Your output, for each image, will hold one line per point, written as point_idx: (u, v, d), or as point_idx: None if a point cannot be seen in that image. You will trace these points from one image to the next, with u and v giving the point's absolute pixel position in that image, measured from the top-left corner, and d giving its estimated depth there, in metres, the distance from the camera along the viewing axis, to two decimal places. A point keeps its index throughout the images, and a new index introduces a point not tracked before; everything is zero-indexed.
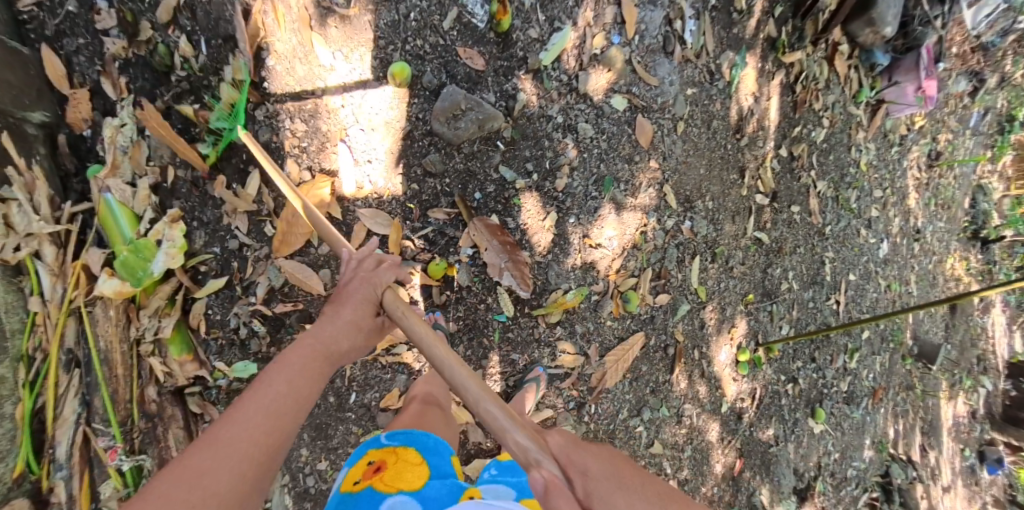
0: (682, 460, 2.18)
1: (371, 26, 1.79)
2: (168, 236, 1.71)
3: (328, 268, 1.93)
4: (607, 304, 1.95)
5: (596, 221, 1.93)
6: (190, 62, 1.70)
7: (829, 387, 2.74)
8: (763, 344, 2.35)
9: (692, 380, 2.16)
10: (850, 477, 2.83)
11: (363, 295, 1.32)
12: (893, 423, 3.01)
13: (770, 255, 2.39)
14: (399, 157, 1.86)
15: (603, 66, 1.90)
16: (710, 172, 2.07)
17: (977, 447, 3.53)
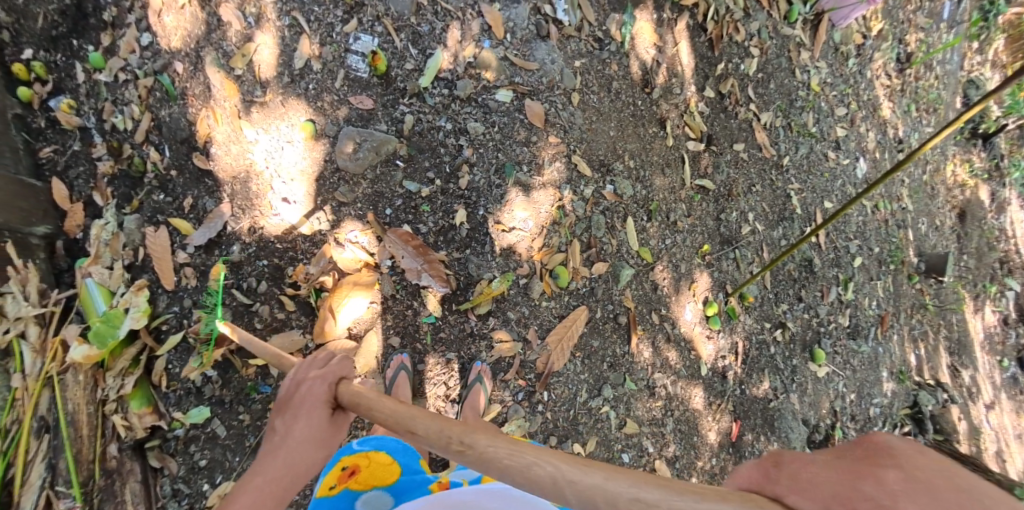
0: (665, 435, 2.07)
1: (285, 104, 1.82)
2: (133, 302, 1.66)
3: (263, 304, 1.79)
4: (536, 285, 1.92)
5: (504, 207, 1.92)
6: (157, 167, 1.73)
7: (825, 325, 2.57)
8: (733, 294, 2.20)
9: (658, 347, 2.06)
10: (875, 416, 2.67)
11: (318, 394, 1.27)
12: (913, 349, 2.88)
13: (720, 200, 2.25)
14: (317, 197, 1.84)
15: (479, 69, 1.93)
16: (622, 131, 2.05)
17: (1016, 355, 3.38)
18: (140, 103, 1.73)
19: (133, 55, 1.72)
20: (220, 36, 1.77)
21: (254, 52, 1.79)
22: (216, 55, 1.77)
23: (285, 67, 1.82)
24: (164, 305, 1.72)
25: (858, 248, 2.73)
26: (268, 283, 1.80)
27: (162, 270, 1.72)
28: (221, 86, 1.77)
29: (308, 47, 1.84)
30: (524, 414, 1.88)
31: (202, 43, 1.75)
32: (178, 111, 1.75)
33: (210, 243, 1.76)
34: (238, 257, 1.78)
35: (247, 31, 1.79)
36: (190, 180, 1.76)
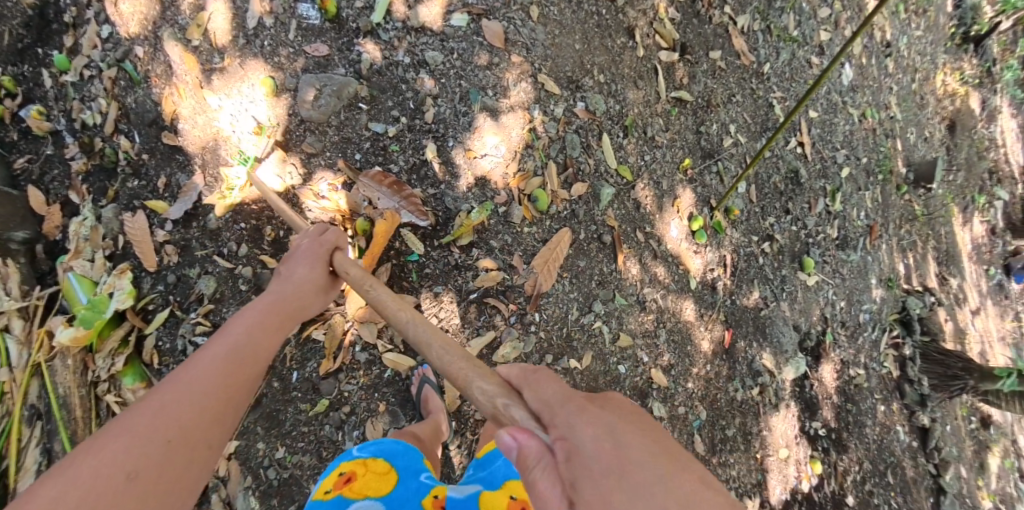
0: (659, 346, 2.15)
1: (244, 67, 1.81)
2: (117, 285, 1.67)
3: (250, 266, 1.81)
4: (516, 211, 1.93)
5: (473, 134, 1.92)
6: (129, 154, 1.77)
7: (813, 235, 2.63)
8: (717, 207, 2.24)
9: (645, 263, 2.11)
10: (865, 323, 2.75)
11: (320, 254, 1.55)
12: (901, 258, 2.94)
13: (698, 112, 2.25)
14: (285, 152, 1.83)
15: None
16: (587, 44, 2.02)
17: (1001, 262, 3.42)
18: (107, 95, 1.77)
19: (96, 51, 1.76)
20: (174, 12, 1.77)
21: (208, 20, 1.78)
22: (172, 30, 1.77)
23: (240, 29, 1.80)
24: (149, 287, 1.74)
25: (846, 158, 2.79)
26: (248, 245, 1.81)
27: (144, 253, 1.74)
28: (180, 60, 1.77)
29: (259, 4, 1.82)
30: (518, 336, 1.92)
31: (158, 22, 1.76)
32: (143, 95, 1.77)
33: (187, 216, 1.78)
34: (216, 224, 1.79)
35: (199, 2, 1.78)
36: (162, 159, 1.79)
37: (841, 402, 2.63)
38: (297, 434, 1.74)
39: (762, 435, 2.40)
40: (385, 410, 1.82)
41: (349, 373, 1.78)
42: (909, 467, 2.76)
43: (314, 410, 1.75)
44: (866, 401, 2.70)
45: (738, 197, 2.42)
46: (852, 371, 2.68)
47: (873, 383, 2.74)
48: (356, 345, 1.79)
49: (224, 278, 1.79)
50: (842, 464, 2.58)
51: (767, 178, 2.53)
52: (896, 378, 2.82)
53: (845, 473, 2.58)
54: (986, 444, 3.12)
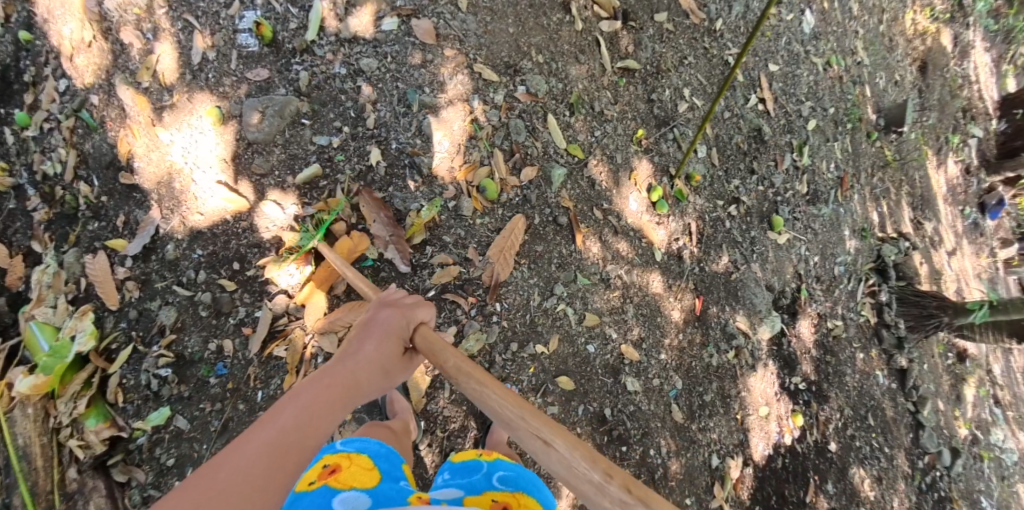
0: (627, 321, 2.17)
1: (192, 100, 1.81)
2: (78, 327, 1.67)
3: (210, 291, 1.80)
4: (466, 205, 1.96)
5: (416, 134, 1.94)
6: (89, 198, 1.78)
7: (782, 194, 2.59)
8: (676, 175, 2.23)
9: (606, 242, 2.15)
10: (840, 275, 2.73)
11: (397, 331, 1.36)
12: (876, 207, 2.90)
13: (648, 80, 2.26)
14: (238, 177, 1.83)
15: (360, 6, 1.92)
16: (522, 27, 2.06)
17: (975, 202, 3.37)
18: (66, 144, 1.78)
19: (55, 104, 1.77)
20: (125, 58, 1.78)
21: (156, 62, 1.79)
22: (124, 75, 1.78)
23: (186, 66, 1.81)
24: (112, 325, 1.73)
25: (811, 111, 2.73)
26: (206, 272, 1.80)
27: (106, 292, 1.74)
28: (132, 102, 1.78)
29: (201, 39, 1.82)
30: (480, 328, 1.94)
31: (111, 69, 1.78)
32: (99, 140, 1.78)
33: (146, 250, 1.78)
34: (174, 254, 1.79)
35: (147, 46, 1.79)
36: (120, 199, 1.79)
37: (820, 355, 2.61)
38: None
39: (740, 396, 2.38)
40: (353, 419, 1.78)
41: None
42: (888, 407, 2.73)
43: None
44: (844, 352, 2.67)
45: (698, 162, 2.38)
46: (830, 323, 2.66)
47: (851, 333, 2.71)
48: (318, 356, 1.84)
49: (184, 306, 1.78)
50: (824, 415, 2.57)
51: (727, 140, 2.48)
52: (874, 325, 2.78)
53: (826, 423, 2.57)
54: (962, 377, 3.02)
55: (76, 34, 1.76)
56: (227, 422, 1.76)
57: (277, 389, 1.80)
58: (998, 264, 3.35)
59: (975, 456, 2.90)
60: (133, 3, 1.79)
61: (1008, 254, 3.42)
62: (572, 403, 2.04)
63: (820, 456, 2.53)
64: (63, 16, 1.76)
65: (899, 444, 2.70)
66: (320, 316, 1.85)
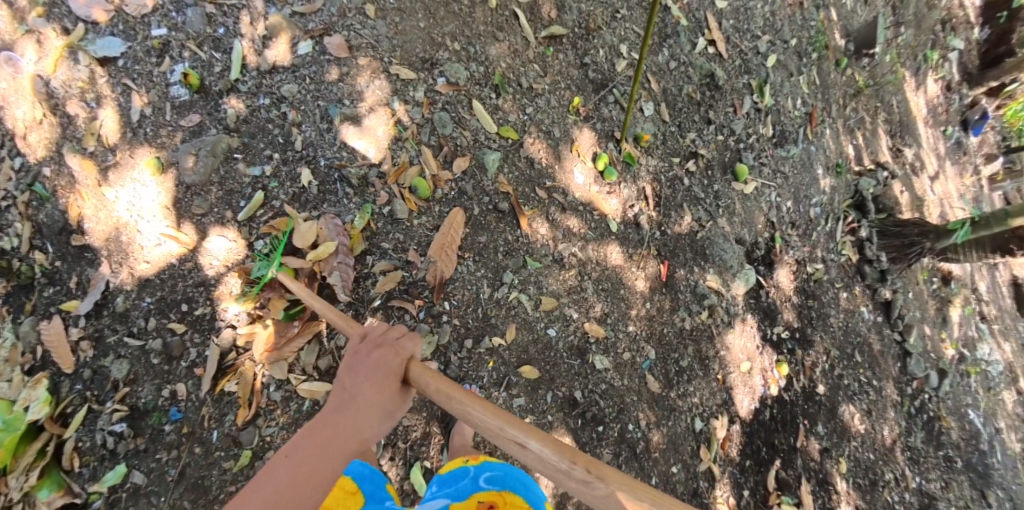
0: (588, 298, 2.12)
1: (134, 156, 1.87)
2: (31, 396, 1.67)
3: (161, 337, 1.83)
4: (399, 206, 1.98)
5: (341, 145, 2.00)
6: (44, 266, 1.80)
7: (744, 142, 2.52)
8: (621, 138, 2.25)
9: (553, 221, 2.13)
10: (816, 217, 2.62)
11: (391, 371, 1.21)
12: (850, 140, 2.79)
13: (579, 43, 2.32)
14: (181, 222, 1.88)
15: (276, 36, 2.01)
16: (432, 18, 2.11)
17: (959, 118, 3.22)
18: (21, 218, 1.80)
19: (11, 182, 1.80)
20: (73, 130, 1.84)
21: (99, 126, 1.86)
22: (70, 144, 1.83)
23: (127, 124, 1.89)
24: (68, 389, 1.74)
25: (770, 45, 2.67)
26: (156, 318, 1.83)
27: (61, 357, 1.75)
28: (79, 167, 1.83)
29: (139, 99, 1.91)
30: (431, 330, 1.90)
31: (60, 140, 1.83)
32: (52, 209, 1.81)
33: (98, 306, 1.81)
34: (124, 306, 1.82)
35: (91, 114, 1.85)
36: (73, 260, 1.82)
37: (801, 301, 2.51)
38: None
39: (720, 356, 2.30)
40: None
41: (266, 416, 1.85)
42: (875, 341, 2.58)
43: None
44: (828, 294, 2.57)
45: (646, 121, 2.35)
46: (810, 267, 2.56)
47: (832, 274, 2.60)
48: (269, 386, 1.86)
49: (136, 356, 1.80)
50: (810, 360, 2.45)
51: (676, 91, 2.44)
52: (856, 263, 2.66)
53: (813, 367, 2.45)
54: (947, 299, 2.84)
55: (28, 115, 1.81)
56: (183, 466, 1.76)
57: (231, 425, 1.81)
58: (982, 182, 3.23)
59: (961, 375, 2.74)
60: (76, 77, 1.85)
61: (994, 170, 3.29)
62: (539, 391, 1.99)
63: (809, 401, 2.41)
64: (14, 101, 1.79)
65: (887, 375, 2.55)
66: (267, 346, 1.87)
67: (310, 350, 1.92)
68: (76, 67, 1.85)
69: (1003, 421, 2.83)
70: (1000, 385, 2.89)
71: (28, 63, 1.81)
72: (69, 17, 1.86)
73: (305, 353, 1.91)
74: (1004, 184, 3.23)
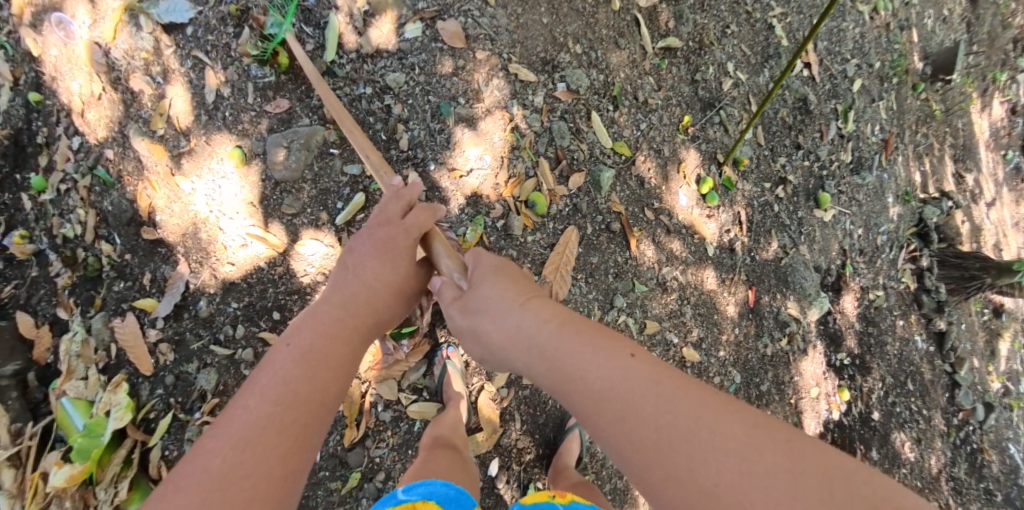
0: (686, 322, 2.11)
1: (211, 143, 1.71)
2: (113, 401, 1.58)
3: (251, 347, 1.72)
4: (516, 222, 1.85)
5: (454, 150, 1.83)
6: (111, 258, 1.67)
7: (826, 168, 2.54)
8: (724, 162, 2.16)
9: (659, 242, 2.06)
10: (882, 244, 2.68)
11: (399, 243, 1.31)
12: (917, 166, 2.84)
13: (691, 58, 2.16)
14: (268, 222, 1.74)
15: (379, 16, 1.80)
16: (555, 14, 1.91)
17: (1019, 144, 3.26)
18: (83, 204, 1.68)
19: (70, 163, 1.67)
20: (137, 107, 1.68)
21: (168, 107, 1.69)
22: (137, 125, 1.68)
23: (201, 105, 1.71)
24: (149, 393, 1.64)
25: (857, 69, 2.66)
26: (244, 326, 1.71)
27: (139, 360, 1.64)
28: (148, 152, 1.68)
29: (214, 76, 1.72)
30: None
31: (124, 120, 1.67)
32: (118, 196, 1.67)
33: (177, 308, 1.68)
34: (207, 311, 1.69)
35: (158, 91, 1.69)
36: (144, 256, 1.68)
37: (862, 328, 2.58)
38: None
39: (793, 381, 2.37)
40: None
41: (375, 437, 1.67)
42: (927, 371, 2.68)
43: (345, 488, 1.63)
44: (885, 321, 2.64)
45: (745, 145, 2.31)
46: (872, 294, 2.63)
47: (892, 301, 2.68)
48: (377, 405, 1.66)
49: (226, 366, 1.70)
50: (867, 386, 2.54)
51: (772, 113, 2.42)
52: (913, 291, 2.74)
53: (870, 393, 2.53)
54: (996, 331, 2.96)
55: (85, 89, 1.66)
56: None
57: (336, 446, 1.62)
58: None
59: (1005, 408, 2.87)
60: (139, 47, 1.66)
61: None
62: None
63: (865, 426, 2.50)
64: (70, 72, 1.65)
65: (936, 404, 2.66)
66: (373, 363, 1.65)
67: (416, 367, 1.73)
68: (139, 34, 1.66)
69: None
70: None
71: (82, 28, 1.64)
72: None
73: (413, 372, 1.72)
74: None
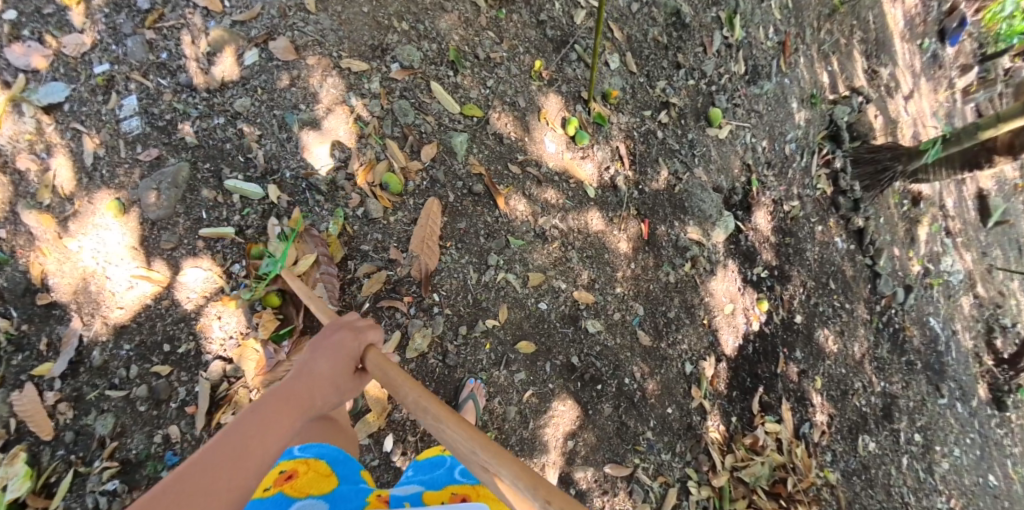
0: (573, 267, 2.18)
1: (93, 201, 1.82)
2: (9, 474, 1.56)
3: (146, 383, 1.75)
4: (374, 206, 1.97)
5: (304, 153, 1.95)
6: (9, 332, 1.69)
7: (716, 83, 2.49)
8: (589, 99, 2.22)
9: (531, 196, 2.15)
10: (792, 153, 2.63)
11: (350, 350, 1.29)
12: (825, 67, 2.76)
13: (531, 1, 2.25)
14: (151, 260, 1.82)
15: (221, 52, 1.96)
16: (374, 1, 2.04)
17: (937, 28, 3.24)
18: None
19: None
20: (25, 184, 1.78)
21: (52, 176, 1.80)
22: (24, 200, 1.76)
23: (83, 170, 1.83)
24: (49, 457, 1.63)
25: None
26: (137, 365, 1.75)
27: (38, 425, 1.64)
28: (37, 223, 1.76)
29: (90, 140, 1.86)
30: (424, 323, 1.96)
31: (13, 198, 1.76)
32: (11, 272, 1.73)
33: (74, 364, 1.71)
34: (101, 359, 1.73)
35: (43, 165, 1.80)
36: (40, 322, 1.72)
37: (779, 240, 2.57)
38: None
39: (704, 302, 2.38)
40: None
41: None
42: (849, 267, 2.71)
43: None
44: (803, 230, 2.63)
45: (613, 76, 2.31)
46: (787, 206, 2.60)
47: (808, 209, 2.65)
48: None
49: (127, 405, 1.72)
50: (788, 293, 2.55)
51: (639, 41, 2.38)
52: (830, 194, 2.71)
53: (792, 299, 2.55)
54: (917, 219, 2.99)
55: None
56: None
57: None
58: (955, 95, 3.32)
59: (926, 287, 2.95)
60: (22, 130, 1.79)
61: (968, 82, 3.38)
62: (538, 363, 2.09)
63: (788, 330, 2.53)
64: None
65: (858, 296, 2.70)
66: (258, 370, 1.83)
67: None
68: (22, 119, 1.79)
69: (960, 322, 3.08)
70: (960, 291, 3.11)
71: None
72: (8, 70, 1.80)
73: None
74: (978, 95, 3.35)
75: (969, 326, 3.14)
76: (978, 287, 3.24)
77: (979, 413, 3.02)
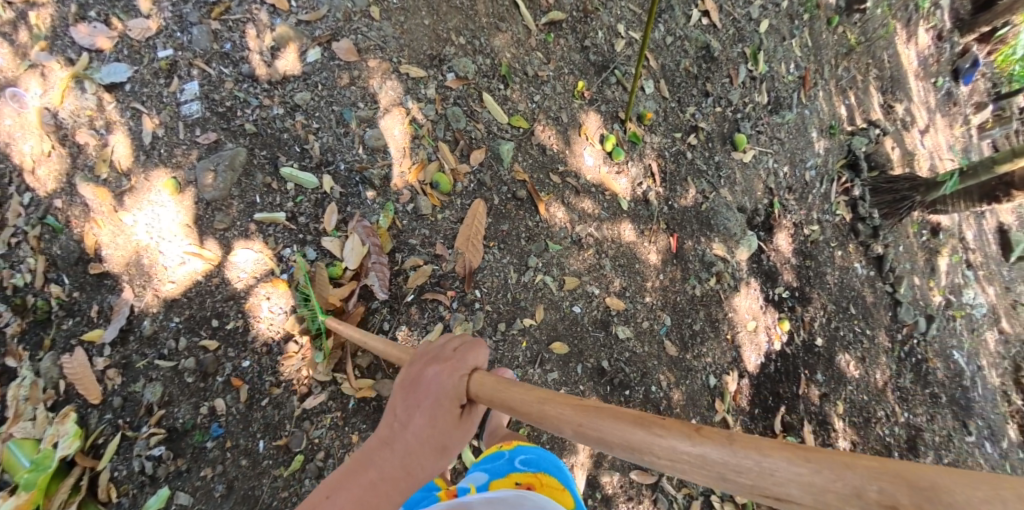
0: (607, 274, 2.26)
1: (150, 178, 1.81)
2: (60, 432, 1.58)
3: (194, 355, 1.76)
4: (423, 203, 2.04)
5: (358, 149, 2.01)
6: (61, 297, 1.71)
7: (741, 111, 2.64)
8: (625, 118, 2.34)
9: (570, 205, 2.24)
10: (812, 180, 2.78)
11: (453, 388, 1.05)
12: (843, 101, 2.95)
13: (577, 26, 2.40)
14: (203, 239, 1.83)
15: (284, 48, 1.97)
16: (435, 14, 2.15)
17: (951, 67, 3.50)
18: (34, 252, 1.71)
19: (21, 218, 1.71)
20: (83, 158, 1.76)
21: (111, 152, 1.79)
22: (82, 173, 1.76)
23: (141, 147, 1.82)
24: (97, 420, 1.66)
25: (763, 9, 2.75)
26: (186, 338, 1.77)
27: (87, 389, 1.67)
28: (94, 196, 1.76)
29: (150, 120, 1.84)
30: (465, 318, 2.02)
31: (71, 171, 1.75)
32: (66, 240, 1.73)
33: (124, 333, 1.73)
34: (151, 329, 1.75)
35: (102, 141, 1.79)
36: (92, 290, 1.74)
37: (799, 262, 2.68)
38: (279, 501, 1.78)
39: (728, 317, 2.46)
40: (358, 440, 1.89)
41: (312, 420, 1.84)
42: (868, 294, 2.82)
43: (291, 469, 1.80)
44: (823, 254, 2.75)
45: (648, 99, 2.45)
46: (807, 229, 2.72)
47: (828, 234, 2.78)
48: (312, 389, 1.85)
49: (174, 376, 1.74)
50: (808, 315, 2.64)
51: (673, 66, 2.53)
52: (850, 221, 2.85)
53: (812, 322, 2.64)
54: (937, 250, 3.15)
55: (35, 149, 1.73)
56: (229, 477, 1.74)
57: (277, 433, 1.80)
58: (971, 130, 3.56)
59: (948, 318, 3.07)
60: (84, 106, 1.77)
61: (984, 118, 3.62)
62: (571, 364, 2.14)
63: (808, 352, 2.61)
64: (21, 135, 1.72)
65: (878, 324, 2.80)
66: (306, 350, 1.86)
67: (346, 349, 1.90)
68: (84, 96, 1.78)
69: (985, 359, 3.20)
70: (985, 326, 3.24)
71: (33, 98, 1.73)
72: (73, 48, 1.79)
73: (343, 353, 1.90)
74: (994, 130, 3.59)
75: (995, 363, 3.25)
76: (1003, 322, 3.38)
77: (1010, 455, 3.08)
